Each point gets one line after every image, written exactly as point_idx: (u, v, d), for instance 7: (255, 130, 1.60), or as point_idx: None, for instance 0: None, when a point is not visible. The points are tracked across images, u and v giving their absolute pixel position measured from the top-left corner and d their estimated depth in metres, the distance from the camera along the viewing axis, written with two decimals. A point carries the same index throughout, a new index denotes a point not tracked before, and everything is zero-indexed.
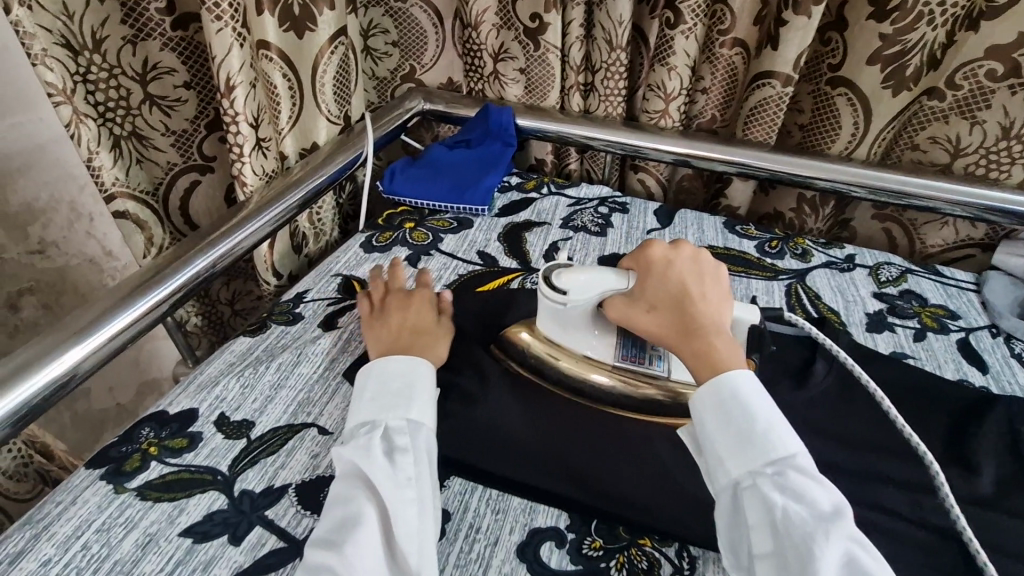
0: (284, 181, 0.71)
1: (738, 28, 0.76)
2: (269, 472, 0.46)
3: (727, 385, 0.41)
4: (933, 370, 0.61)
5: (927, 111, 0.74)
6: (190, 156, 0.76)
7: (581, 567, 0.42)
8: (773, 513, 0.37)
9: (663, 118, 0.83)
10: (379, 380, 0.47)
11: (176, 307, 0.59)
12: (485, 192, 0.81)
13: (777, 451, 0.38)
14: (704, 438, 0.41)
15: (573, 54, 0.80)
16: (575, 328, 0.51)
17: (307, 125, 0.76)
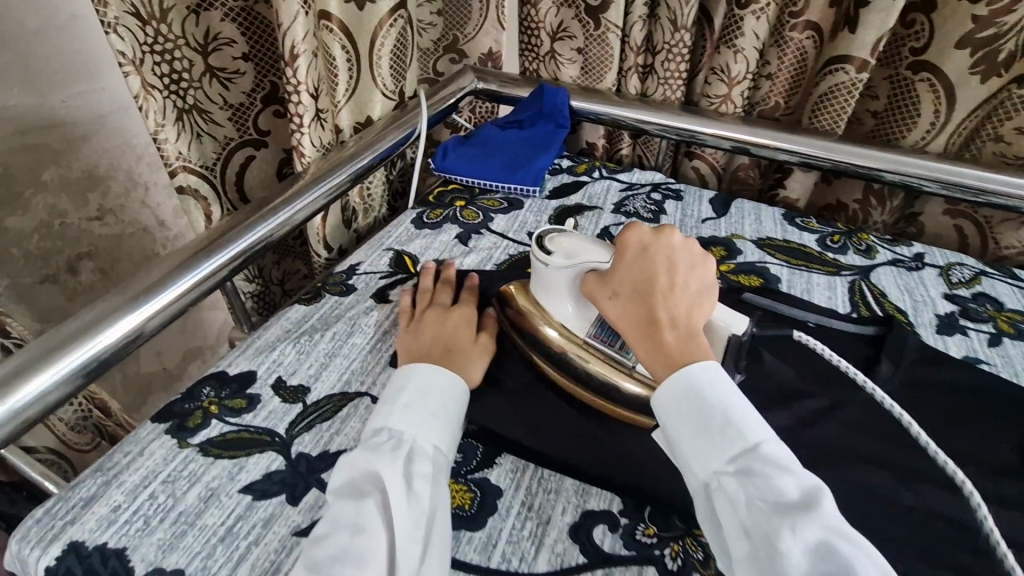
0: (340, 155, 0.71)
1: (812, 9, 0.72)
2: (328, 436, 0.47)
3: (686, 373, 0.39)
4: (1009, 376, 0.57)
5: (1015, 100, 0.69)
6: (246, 130, 0.79)
7: (634, 552, 0.42)
8: (742, 514, 0.35)
9: (724, 103, 0.81)
10: (410, 391, 0.45)
11: (235, 272, 0.60)
12: (536, 172, 0.81)
13: (747, 439, 0.37)
14: (666, 431, 0.40)
15: (635, 34, 0.79)
16: (556, 298, 0.51)
17: (363, 100, 0.76)
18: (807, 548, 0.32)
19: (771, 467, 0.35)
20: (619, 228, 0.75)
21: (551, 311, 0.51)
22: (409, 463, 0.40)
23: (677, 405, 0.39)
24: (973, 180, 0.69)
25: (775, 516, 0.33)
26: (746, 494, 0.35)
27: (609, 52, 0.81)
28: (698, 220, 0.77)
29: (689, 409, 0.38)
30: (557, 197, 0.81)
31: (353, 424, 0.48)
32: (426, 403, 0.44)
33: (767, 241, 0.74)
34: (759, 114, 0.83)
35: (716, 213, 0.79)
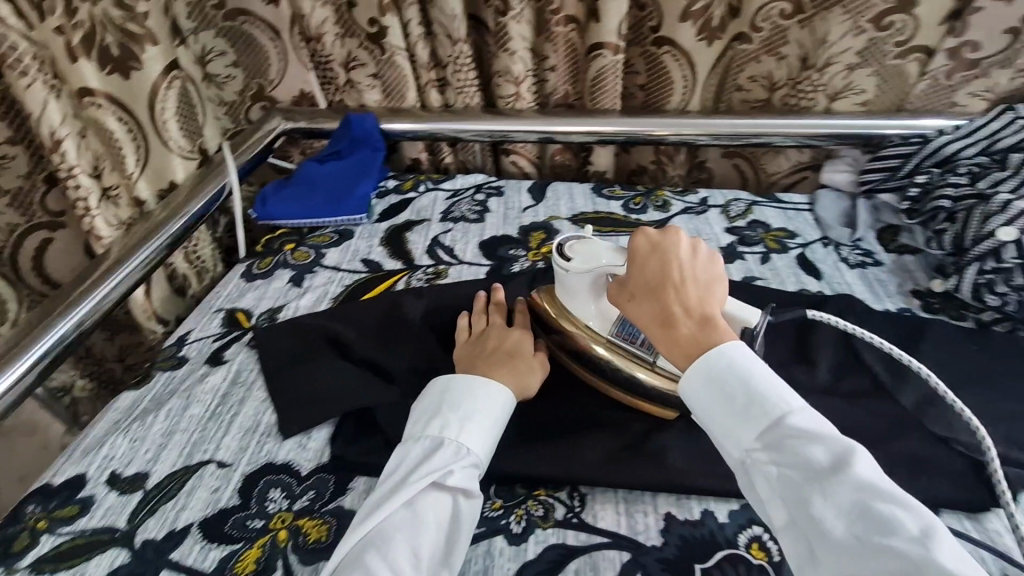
0: (143, 226, 0.69)
1: (566, 6, 0.79)
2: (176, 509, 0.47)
3: (715, 356, 0.43)
4: (778, 286, 0.69)
5: (741, 54, 0.81)
6: (33, 214, 0.75)
7: (484, 528, 0.48)
8: (777, 482, 0.39)
9: (517, 100, 0.88)
10: (465, 399, 0.49)
11: (45, 376, 0.57)
12: (360, 200, 0.83)
13: (785, 413, 0.40)
14: (697, 411, 0.44)
15: (419, 52, 0.83)
16: (579, 299, 0.55)
17: (158, 164, 0.73)
18: (853, 513, 0.35)
19: (797, 438, 0.39)
20: (448, 235, 0.80)
21: (576, 313, 0.55)
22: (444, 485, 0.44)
23: (699, 386, 0.43)
24: (726, 128, 0.81)
25: (836, 483, 0.37)
26: (784, 468, 0.38)
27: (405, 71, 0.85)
28: (519, 211, 0.84)
29: (705, 400, 0.43)
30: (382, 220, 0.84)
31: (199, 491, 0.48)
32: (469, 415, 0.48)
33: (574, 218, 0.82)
34: (554, 104, 0.91)
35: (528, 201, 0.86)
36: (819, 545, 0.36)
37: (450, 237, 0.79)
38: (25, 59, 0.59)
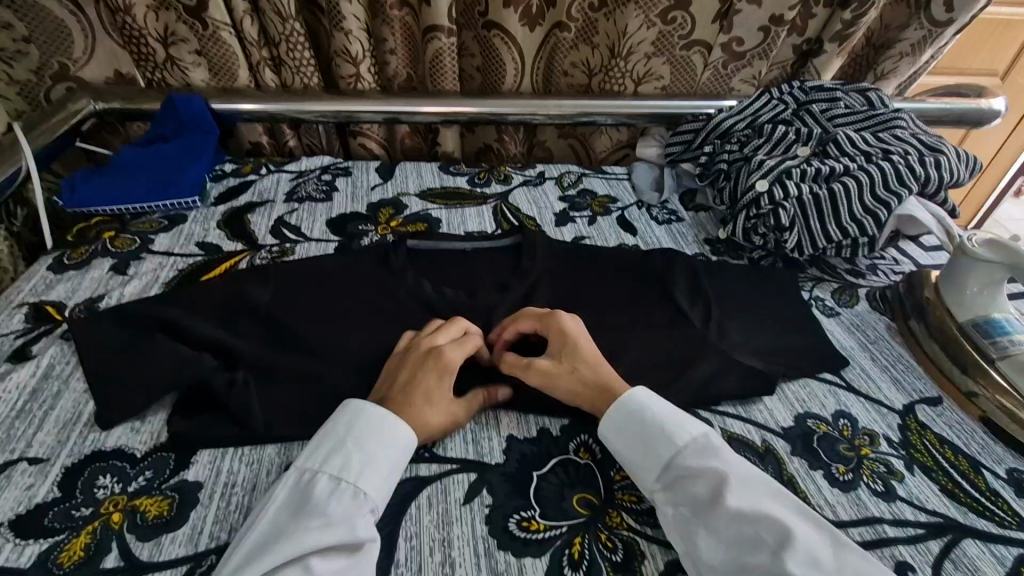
0: (322, 99, 0.94)
1: (692, 31, 0.93)
2: (313, 462, 0.46)
3: (628, 402, 0.52)
4: (856, 320, 0.72)
5: (825, 97, 0.91)
6: (209, 85, 0.94)
7: (573, 469, 0.53)
8: (673, 507, 0.47)
9: (624, 107, 0.99)
10: (659, 426, 0.50)
11: (197, 269, 0.73)
12: (536, 185, 0.95)
13: (724, 486, 0.45)
14: (614, 450, 0.51)
15: (549, 46, 0.97)
16: (957, 289, 0.66)
17: (305, 76, 0.95)
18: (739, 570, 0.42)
19: (739, 518, 0.44)
20: (551, 227, 0.86)
21: (952, 302, 0.66)
22: (683, 512, 0.46)
23: (615, 433, 0.51)
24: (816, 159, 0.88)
25: (733, 547, 0.43)
26: (713, 528, 0.44)
27: (540, 63, 0.99)
28: (615, 213, 0.90)
29: (706, 462, 0.47)
30: (481, 186, 0.94)
31: (355, 455, 0.47)
32: (678, 449, 0.48)
33: (652, 215, 0.90)
34: (658, 117, 1.00)
35: (611, 195, 0.94)
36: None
37: (554, 229, 0.86)
38: None
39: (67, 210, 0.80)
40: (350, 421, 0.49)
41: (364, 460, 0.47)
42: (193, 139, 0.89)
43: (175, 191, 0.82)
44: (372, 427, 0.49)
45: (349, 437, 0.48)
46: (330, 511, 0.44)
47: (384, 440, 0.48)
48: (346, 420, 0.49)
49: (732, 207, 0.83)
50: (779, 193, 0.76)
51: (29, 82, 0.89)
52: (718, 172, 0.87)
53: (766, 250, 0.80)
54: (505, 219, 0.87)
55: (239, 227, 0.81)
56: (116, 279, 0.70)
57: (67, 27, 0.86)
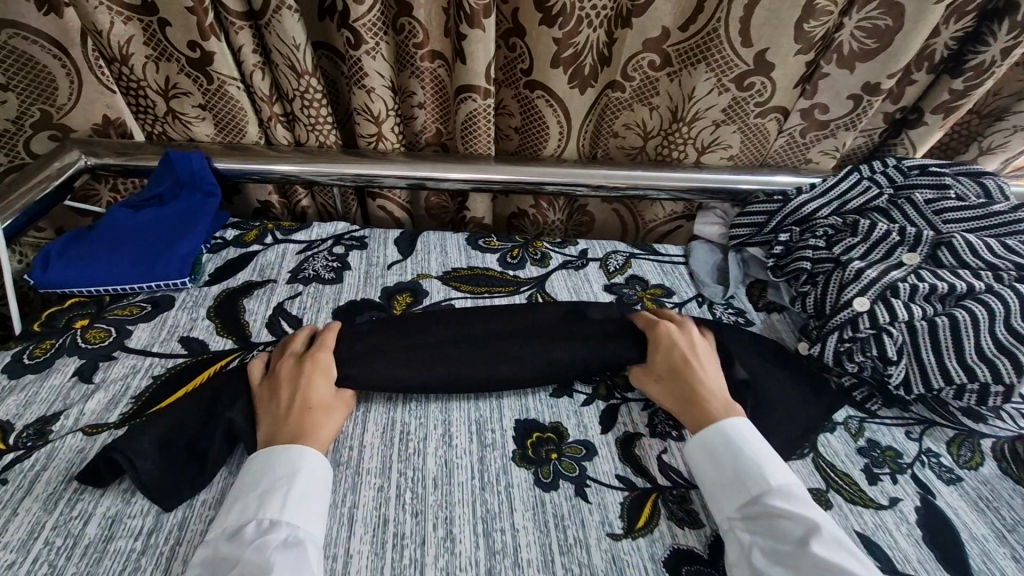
0: (337, 159, 0.83)
1: (771, 99, 0.78)
2: (246, 513, 0.46)
3: (719, 429, 0.53)
4: (985, 493, 0.56)
5: (928, 183, 0.77)
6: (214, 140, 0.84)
7: None
8: (748, 546, 0.46)
9: (684, 180, 0.84)
10: (748, 462, 0.50)
11: (176, 379, 0.61)
12: (578, 268, 0.82)
13: (805, 530, 0.44)
14: (699, 475, 0.53)
15: (598, 107, 0.84)
16: None
17: (319, 134, 0.84)
18: None
19: (819, 565, 0.41)
20: None
21: None
22: (757, 547, 0.45)
23: (698, 454, 0.53)
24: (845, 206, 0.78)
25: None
26: (789, 566, 0.43)
27: (588, 127, 0.87)
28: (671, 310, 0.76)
29: (794, 506, 0.46)
30: (514, 268, 0.81)
31: (283, 491, 0.47)
32: (766, 486, 0.48)
33: (715, 315, 0.76)
34: (723, 193, 0.85)
35: (665, 285, 0.81)
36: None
37: None
38: None
39: (39, 289, 0.70)
40: (265, 463, 0.49)
41: (295, 495, 0.47)
42: (190, 200, 0.79)
43: (162, 269, 0.71)
44: (289, 462, 0.49)
45: (274, 479, 0.48)
46: (272, 554, 0.42)
47: (306, 472, 0.48)
48: (254, 470, 0.49)
49: (819, 320, 0.69)
50: (885, 315, 0.62)
51: (7, 131, 0.77)
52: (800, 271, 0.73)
53: (860, 379, 0.65)
54: None
55: (232, 317, 0.69)
56: (78, 390, 0.59)
57: (51, 75, 0.73)
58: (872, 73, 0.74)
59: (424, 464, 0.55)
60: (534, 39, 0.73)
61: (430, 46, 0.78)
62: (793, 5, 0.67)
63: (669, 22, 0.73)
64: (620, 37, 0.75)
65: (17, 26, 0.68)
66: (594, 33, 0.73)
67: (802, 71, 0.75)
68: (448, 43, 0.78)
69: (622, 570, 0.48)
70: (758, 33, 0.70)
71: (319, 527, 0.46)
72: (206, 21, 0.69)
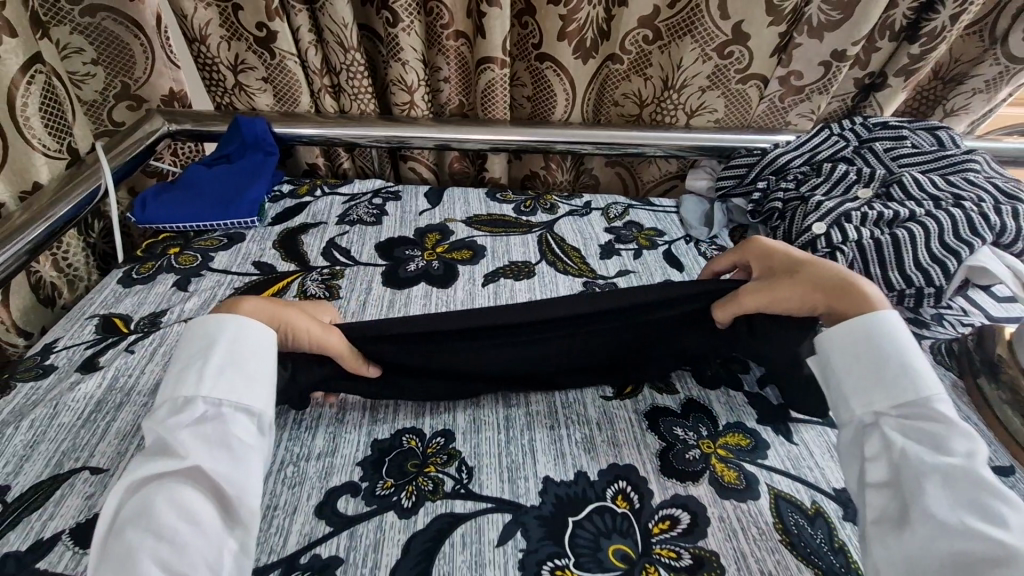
0: (376, 123, 0.97)
1: (749, 65, 0.90)
2: (179, 385, 0.50)
3: (880, 322, 0.54)
4: None
5: (888, 135, 0.88)
6: (273, 108, 0.99)
7: (611, 518, 0.51)
8: (896, 448, 0.49)
9: (675, 139, 0.97)
10: (907, 366, 0.51)
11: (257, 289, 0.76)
12: (582, 215, 0.95)
13: (966, 451, 0.47)
14: (837, 367, 0.54)
15: (599, 77, 0.97)
16: None
17: (362, 102, 0.98)
18: (958, 527, 0.43)
19: (981, 485, 0.45)
20: (595, 259, 0.86)
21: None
22: (909, 451, 0.48)
23: (844, 353, 0.54)
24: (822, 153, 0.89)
25: (964, 510, 0.44)
26: (943, 478, 0.46)
27: (591, 94, 0.99)
28: (662, 246, 0.89)
29: (958, 424, 0.48)
30: (527, 215, 0.95)
31: (210, 368, 0.50)
32: (925, 396, 0.50)
33: (700, 251, 0.89)
34: (709, 150, 0.98)
35: (658, 228, 0.93)
36: (919, 522, 0.45)
37: (598, 260, 0.86)
38: None
39: (138, 225, 0.85)
40: (193, 334, 0.53)
41: (218, 373, 0.50)
42: (254, 159, 0.94)
43: (235, 211, 0.86)
44: (210, 337, 0.52)
45: (202, 355, 0.51)
46: (194, 435, 0.47)
47: (228, 340, 0.51)
48: (193, 335, 0.53)
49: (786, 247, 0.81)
50: (838, 236, 0.74)
51: (95, 102, 0.92)
52: (772, 210, 0.85)
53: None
54: (550, 250, 0.87)
55: (294, 248, 0.84)
56: (178, 295, 0.74)
57: (130, 49, 0.88)
58: (833, 39, 0.86)
59: None
60: (543, 16, 0.87)
61: (456, 27, 0.92)
62: None
63: (659, 0, 0.86)
64: (617, 15, 0.89)
65: (108, 7, 0.83)
66: (594, 10, 0.87)
67: (773, 39, 0.87)
68: (470, 23, 0.92)
69: (612, 418, 0.60)
70: (737, 7, 0.84)
71: (247, 392, 0.50)
72: (274, 5, 0.84)
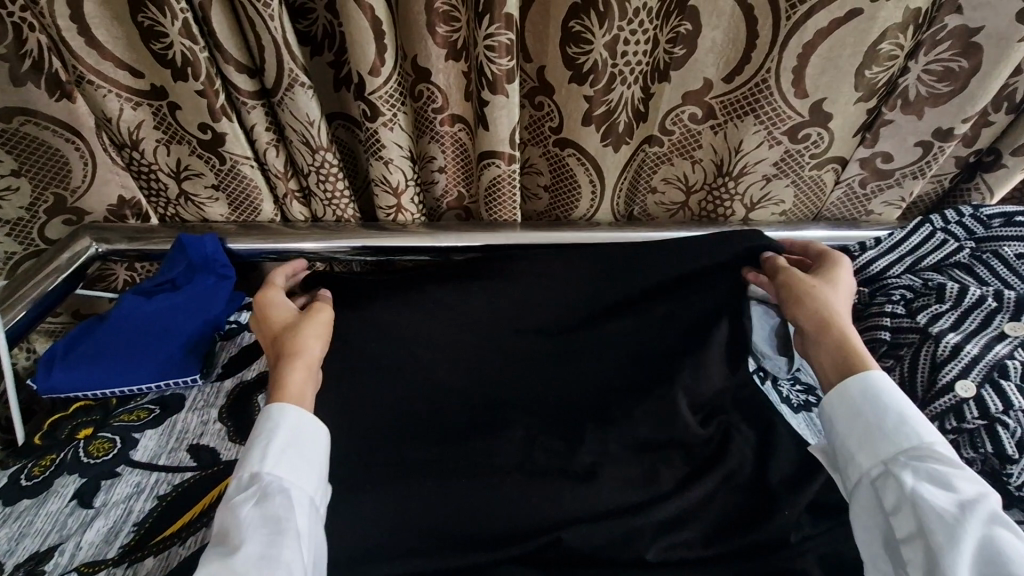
0: (352, 232, 0.78)
1: (832, 149, 0.70)
2: (245, 470, 0.49)
3: (868, 383, 0.52)
4: None
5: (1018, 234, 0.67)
6: (232, 217, 0.80)
7: None
8: (907, 495, 0.47)
9: (733, 239, 0.77)
10: (896, 414, 0.50)
11: (190, 496, 0.55)
12: None
13: (969, 490, 0.46)
14: (839, 421, 0.53)
15: (634, 162, 0.77)
16: None
17: (338, 207, 0.79)
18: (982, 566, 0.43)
19: (988, 518, 0.45)
20: None
21: None
22: (919, 493, 0.47)
23: (848, 411, 0.52)
24: (929, 262, 0.69)
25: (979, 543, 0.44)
26: (956, 516, 0.45)
27: (623, 185, 0.79)
28: None
29: (952, 461, 0.48)
30: None
31: (275, 447, 0.50)
32: (925, 441, 0.49)
33: (782, 395, 0.68)
34: None
35: None
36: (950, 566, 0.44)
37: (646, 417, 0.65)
38: (144, 20, 0.60)
39: (42, 393, 0.65)
40: (264, 417, 0.52)
41: (287, 446, 0.50)
42: (204, 283, 0.69)
43: (172, 367, 0.66)
44: (273, 422, 0.51)
45: (266, 433, 0.50)
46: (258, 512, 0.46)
47: (292, 418, 0.51)
48: (259, 425, 0.51)
49: None
50: (997, 403, 0.53)
51: (22, 219, 0.75)
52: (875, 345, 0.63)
53: None
54: None
55: (247, 417, 0.63)
56: (76, 518, 0.53)
57: (62, 160, 0.70)
58: (942, 118, 0.66)
59: None
60: (563, 97, 0.68)
61: (451, 111, 0.73)
62: (852, 53, 0.61)
63: (712, 73, 0.66)
64: (658, 91, 0.69)
65: (27, 113, 0.66)
66: (630, 89, 0.67)
67: (862, 118, 0.67)
68: (471, 106, 0.73)
69: None
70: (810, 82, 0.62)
71: (307, 473, 0.50)
72: (218, 102, 0.66)
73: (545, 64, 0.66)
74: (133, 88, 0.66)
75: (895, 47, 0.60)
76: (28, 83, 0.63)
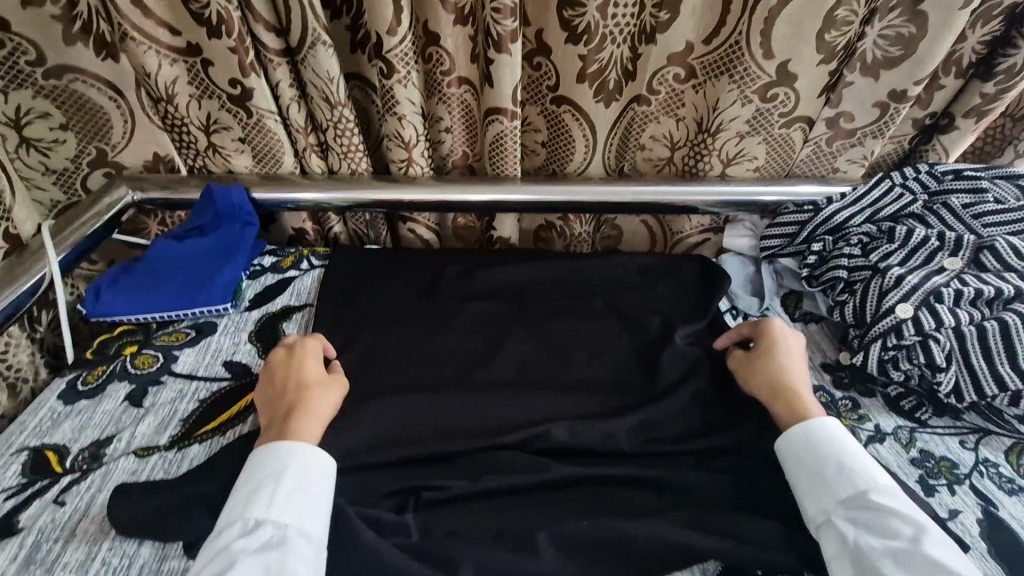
0: (364, 184, 0.85)
1: (800, 109, 0.78)
2: (240, 511, 0.49)
3: (816, 429, 0.56)
4: None
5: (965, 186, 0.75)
6: (254, 170, 0.87)
7: None
8: (849, 540, 0.49)
9: (713, 193, 0.84)
10: (842, 464, 0.53)
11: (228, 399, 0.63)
12: None
13: (913, 535, 0.47)
14: (788, 469, 0.55)
15: (623, 122, 0.85)
16: None
17: (353, 161, 0.86)
18: None
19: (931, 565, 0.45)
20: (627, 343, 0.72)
21: None
22: (861, 542, 0.48)
23: (797, 462, 0.55)
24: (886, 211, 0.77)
25: None
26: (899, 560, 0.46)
27: (614, 140, 0.87)
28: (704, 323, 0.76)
29: (895, 506, 0.50)
30: None
31: (275, 489, 0.50)
32: (866, 487, 0.51)
33: None
34: (752, 206, 0.85)
35: None
36: None
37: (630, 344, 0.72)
38: None
39: (89, 318, 0.73)
40: (261, 461, 0.52)
41: (289, 489, 0.50)
42: (229, 230, 0.80)
43: (204, 298, 0.73)
44: (278, 465, 0.51)
45: (267, 476, 0.51)
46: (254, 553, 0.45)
47: (296, 462, 0.52)
48: (254, 465, 0.52)
49: (859, 329, 0.68)
50: (930, 321, 0.61)
51: (66, 170, 0.82)
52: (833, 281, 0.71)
53: (907, 388, 0.64)
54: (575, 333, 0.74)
55: (273, 340, 0.71)
56: (129, 414, 0.61)
57: (106, 115, 0.78)
58: (895, 80, 0.74)
59: (470, 485, 0.56)
60: (559, 56, 0.75)
61: (457, 73, 0.81)
62: (813, 19, 0.68)
63: (692, 35, 0.74)
64: (643, 54, 0.76)
65: (77, 70, 0.73)
66: (618, 49, 0.75)
67: (825, 80, 0.75)
68: (475, 69, 0.80)
69: None
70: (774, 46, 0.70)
71: (309, 521, 0.49)
72: (247, 59, 0.73)
73: (540, 28, 0.73)
74: (171, 45, 0.73)
75: (849, 13, 0.68)
76: (78, 42, 0.71)
